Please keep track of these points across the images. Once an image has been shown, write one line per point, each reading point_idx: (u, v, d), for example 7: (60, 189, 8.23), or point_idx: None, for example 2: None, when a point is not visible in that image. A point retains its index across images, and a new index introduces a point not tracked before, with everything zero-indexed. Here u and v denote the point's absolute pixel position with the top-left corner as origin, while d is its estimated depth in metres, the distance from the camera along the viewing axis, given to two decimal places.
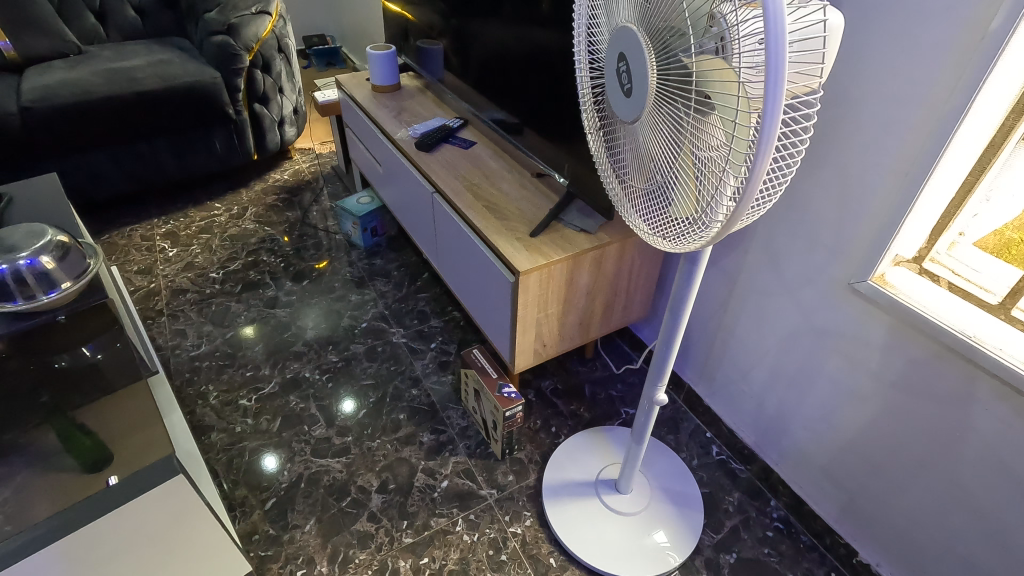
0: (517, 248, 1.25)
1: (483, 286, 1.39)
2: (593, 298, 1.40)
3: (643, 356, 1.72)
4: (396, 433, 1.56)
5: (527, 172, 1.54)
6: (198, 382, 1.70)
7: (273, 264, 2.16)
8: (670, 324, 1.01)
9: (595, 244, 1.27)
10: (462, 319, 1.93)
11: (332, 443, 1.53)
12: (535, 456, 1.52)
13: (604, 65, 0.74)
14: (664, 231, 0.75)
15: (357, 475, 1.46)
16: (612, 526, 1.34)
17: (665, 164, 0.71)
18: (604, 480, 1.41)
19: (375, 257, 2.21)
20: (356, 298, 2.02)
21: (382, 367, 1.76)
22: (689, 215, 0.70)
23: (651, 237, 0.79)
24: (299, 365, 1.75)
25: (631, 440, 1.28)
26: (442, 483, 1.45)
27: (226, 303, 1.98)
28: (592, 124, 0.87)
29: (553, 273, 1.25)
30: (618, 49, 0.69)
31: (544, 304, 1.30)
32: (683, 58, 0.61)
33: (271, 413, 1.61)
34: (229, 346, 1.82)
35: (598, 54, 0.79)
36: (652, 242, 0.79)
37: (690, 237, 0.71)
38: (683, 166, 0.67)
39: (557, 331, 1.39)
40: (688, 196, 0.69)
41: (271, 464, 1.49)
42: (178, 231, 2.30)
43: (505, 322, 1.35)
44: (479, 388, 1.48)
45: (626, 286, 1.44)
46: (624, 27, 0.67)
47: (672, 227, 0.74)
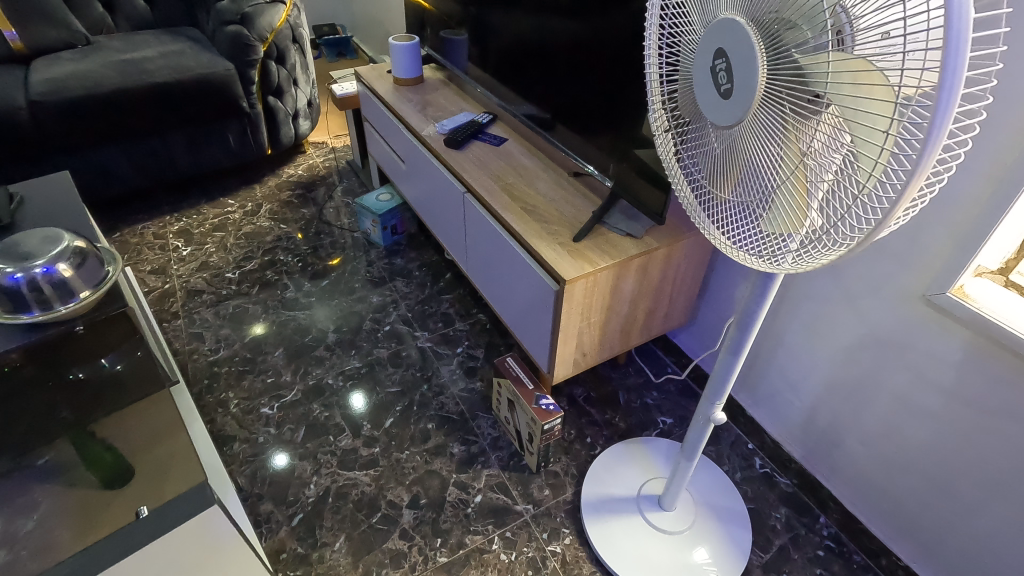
0: (560, 254, 1.18)
1: (520, 293, 1.32)
2: (636, 306, 1.32)
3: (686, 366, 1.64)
4: (425, 443, 1.50)
5: (563, 171, 1.46)
6: (217, 389, 1.63)
7: (290, 263, 2.09)
8: (736, 339, 0.94)
9: (643, 250, 1.20)
10: (488, 322, 1.85)
11: (359, 454, 1.47)
12: (571, 468, 1.45)
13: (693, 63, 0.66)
14: (758, 248, 0.68)
15: (387, 489, 1.40)
16: (656, 545, 1.28)
17: (764, 176, 0.63)
18: (646, 496, 1.35)
19: (395, 256, 2.13)
20: (377, 300, 1.95)
21: (408, 372, 1.70)
22: (795, 230, 0.62)
23: (739, 253, 0.71)
24: (321, 372, 1.69)
25: (679, 455, 1.21)
26: (475, 497, 1.39)
27: (243, 304, 1.92)
28: (661, 128, 0.79)
29: (599, 280, 1.17)
30: (716, 46, 0.61)
31: (587, 313, 1.23)
32: (805, 58, 0.53)
33: (294, 423, 1.55)
34: (249, 350, 1.75)
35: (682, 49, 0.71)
36: (740, 259, 0.71)
37: (794, 257, 0.64)
38: (792, 176, 0.60)
39: (598, 340, 1.32)
40: (795, 211, 0.61)
41: (283, 463, 1.45)
42: (191, 229, 2.23)
43: (544, 332, 1.27)
44: (513, 398, 1.41)
45: (668, 293, 1.36)
46: (727, 22, 0.59)
47: (770, 242, 0.66)
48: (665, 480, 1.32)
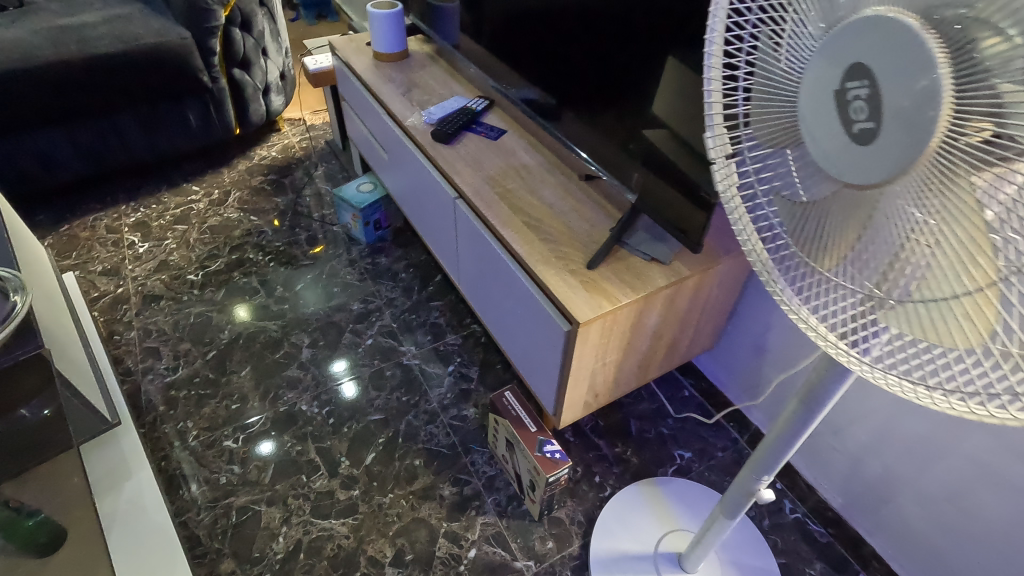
0: (572, 285, 0.97)
1: (521, 324, 1.11)
2: (659, 339, 1.12)
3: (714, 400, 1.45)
4: (412, 485, 1.32)
5: (572, 173, 1.22)
6: (173, 418, 1.43)
7: (260, 263, 1.86)
8: (797, 421, 0.75)
9: (672, 280, 0.99)
10: (483, 336, 1.65)
11: (336, 499, 1.29)
12: (578, 516, 1.28)
13: (806, 83, 0.45)
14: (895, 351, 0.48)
15: (367, 542, 1.23)
16: None
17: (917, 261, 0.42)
18: (664, 555, 1.18)
19: (379, 255, 1.91)
20: (359, 308, 1.73)
21: (392, 397, 1.50)
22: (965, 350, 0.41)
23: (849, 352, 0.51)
24: (295, 396, 1.49)
25: (707, 522, 1.04)
26: (469, 552, 1.22)
27: (206, 313, 1.70)
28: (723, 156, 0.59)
29: (618, 318, 0.96)
30: (856, 62, 0.41)
31: (602, 353, 1.03)
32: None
33: (262, 459, 1.36)
34: (212, 369, 1.55)
35: (773, 62, 0.50)
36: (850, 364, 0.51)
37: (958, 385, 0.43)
38: (972, 275, 0.39)
39: (612, 378, 1.12)
40: (968, 325, 0.40)
41: (267, 449, 1.37)
42: (150, 222, 1.99)
43: (550, 372, 1.07)
44: (512, 439, 1.22)
45: (695, 322, 1.15)
46: (882, 28, 0.39)
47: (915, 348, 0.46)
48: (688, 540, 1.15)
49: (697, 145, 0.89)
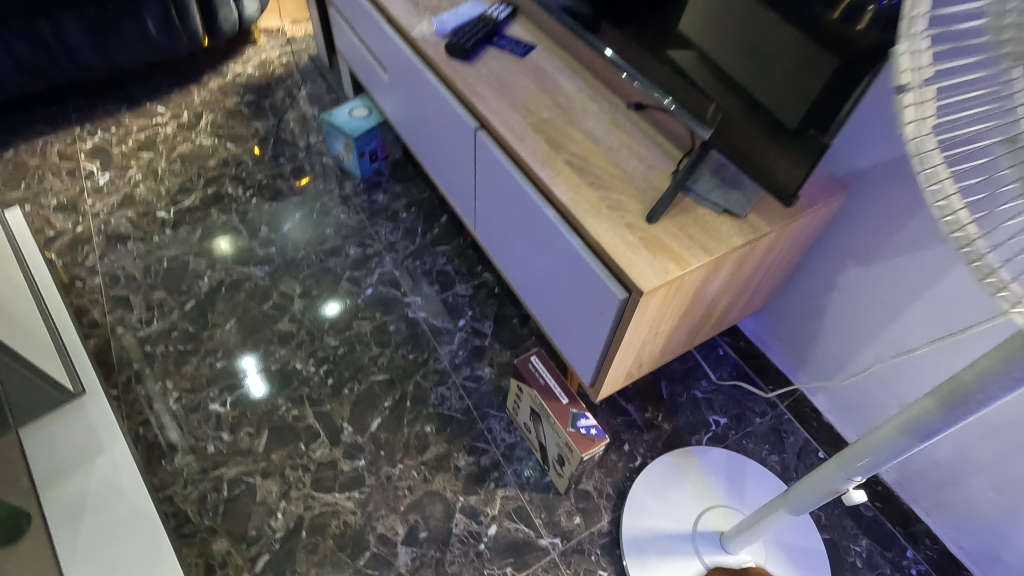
0: (631, 244, 0.79)
1: (558, 284, 0.94)
2: (716, 304, 0.96)
3: (755, 363, 1.32)
4: (424, 455, 1.20)
5: (619, 100, 1.01)
6: (150, 377, 1.27)
7: (241, 198, 1.64)
8: (931, 424, 0.60)
9: (749, 240, 0.81)
10: (497, 286, 1.49)
11: (339, 470, 1.17)
12: (607, 489, 1.17)
13: None
14: None
15: (376, 519, 1.11)
16: None
17: None
18: (705, 535, 1.08)
19: (376, 192, 1.69)
20: (356, 253, 1.54)
21: (397, 355, 1.35)
22: None
23: None
24: (287, 353, 1.33)
25: (770, 510, 0.94)
26: (489, 529, 1.12)
27: (181, 256, 1.49)
28: (920, 82, 0.41)
29: (684, 286, 0.80)
30: None
31: (656, 324, 0.87)
32: None
33: (254, 425, 1.21)
34: (191, 322, 1.37)
35: None
36: None
37: None
38: None
39: (660, 347, 0.97)
40: None
41: (258, 389, 1.27)
42: (110, 148, 1.74)
43: (594, 341, 0.92)
44: (538, 410, 1.09)
45: (756, 284, 0.99)
46: None
47: None
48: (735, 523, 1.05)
49: (799, 78, 0.70)
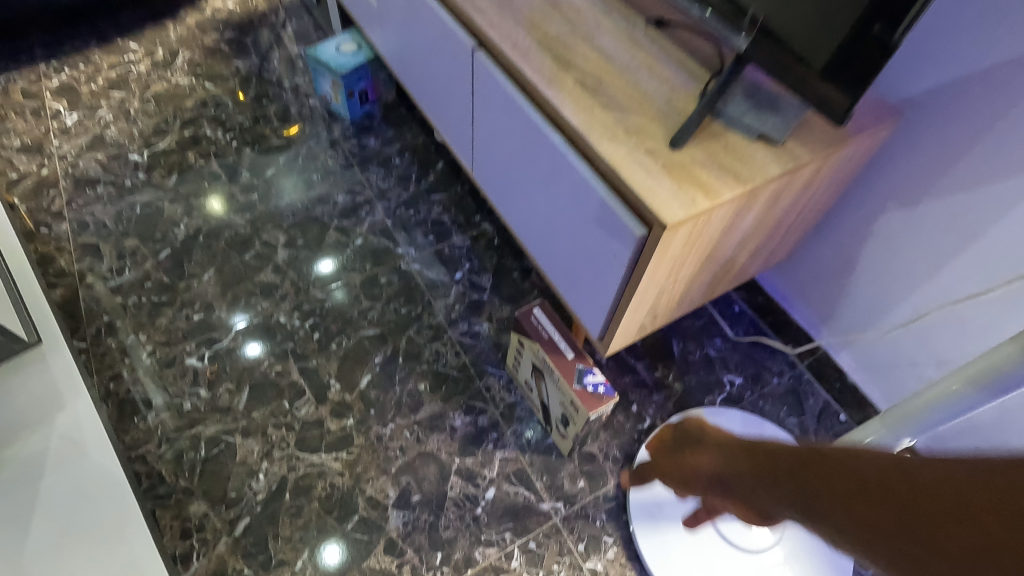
0: (652, 171, 0.68)
1: (566, 225, 0.84)
2: (742, 248, 0.86)
3: (773, 321, 1.22)
4: (417, 414, 1.12)
5: (638, 15, 0.88)
6: (122, 330, 1.18)
7: (220, 142, 1.52)
8: (1014, 375, 0.51)
9: (789, 169, 0.71)
10: (496, 237, 1.38)
11: (326, 430, 1.09)
12: (613, 451, 1.09)
13: None
14: None
15: (365, 481, 1.04)
16: (731, 567, 0.97)
17: None
18: None
19: (367, 136, 1.57)
20: (344, 201, 1.43)
21: (389, 309, 1.25)
22: None
23: None
24: (270, 306, 1.23)
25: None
26: (486, 493, 1.04)
27: (155, 202, 1.38)
28: None
29: (713, 221, 0.70)
30: None
31: (678, 268, 0.77)
32: None
33: (233, 382, 1.12)
34: (166, 273, 1.27)
35: None
36: None
37: None
38: None
39: (678, 297, 0.87)
40: None
41: (254, 349, 1.17)
42: (77, 86, 1.60)
43: (606, 289, 0.82)
44: (541, 365, 0.99)
45: (788, 227, 0.89)
46: None
47: None
48: None
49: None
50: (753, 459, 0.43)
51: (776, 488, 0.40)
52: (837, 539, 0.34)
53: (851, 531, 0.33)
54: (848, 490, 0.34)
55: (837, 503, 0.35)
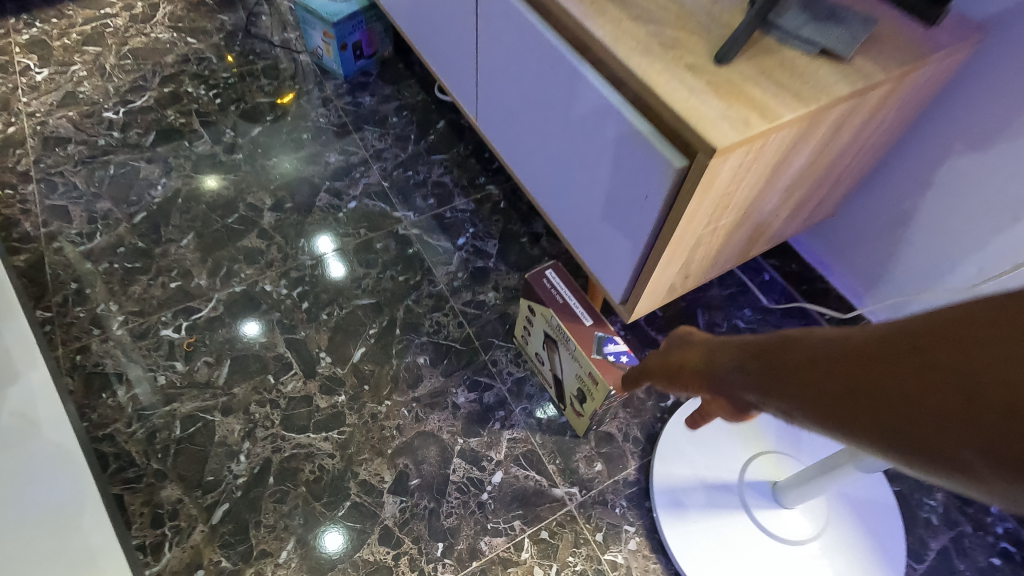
0: (694, 88, 0.56)
1: (585, 168, 0.72)
2: (790, 195, 0.74)
3: (810, 290, 1.10)
4: (416, 390, 1.01)
5: None
6: (91, 299, 1.07)
7: (202, 99, 1.39)
8: None
9: (860, 90, 0.59)
10: (502, 200, 1.27)
11: (315, 407, 0.98)
12: (633, 431, 0.98)
13: None
14: None
15: (358, 464, 0.93)
16: (769, 561, 0.86)
17: None
18: (754, 485, 0.90)
19: (362, 93, 1.44)
20: (337, 161, 1.31)
21: (385, 277, 1.14)
22: None
23: None
24: (255, 273, 1.12)
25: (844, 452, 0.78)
26: (492, 477, 0.94)
27: (130, 162, 1.27)
28: None
29: (767, 152, 0.58)
30: None
31: (719, 214, 0.65)
32: None
33: (213, 354, 1.02)
34: (141, 237, 1.15)
35: None
36: None
37: None
38: None
39: (714, 253, 0.76)
40: None
41: (253, 329, 1.05)
42: (49, 41, 1.48)
43: (631, 242, 0.70)
44: (554, 334, 0.89)
45: (841, 175, 0.78)
46: None
47: None
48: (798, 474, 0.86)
49: None
50: (740, 353, 0.49)
51: (756, 375, 0.46)
52: (816, 412, 0.40)
53: (828, 404, 0.39)
54: (818, 361, 0.40)
55: (810, 376, 0.41)
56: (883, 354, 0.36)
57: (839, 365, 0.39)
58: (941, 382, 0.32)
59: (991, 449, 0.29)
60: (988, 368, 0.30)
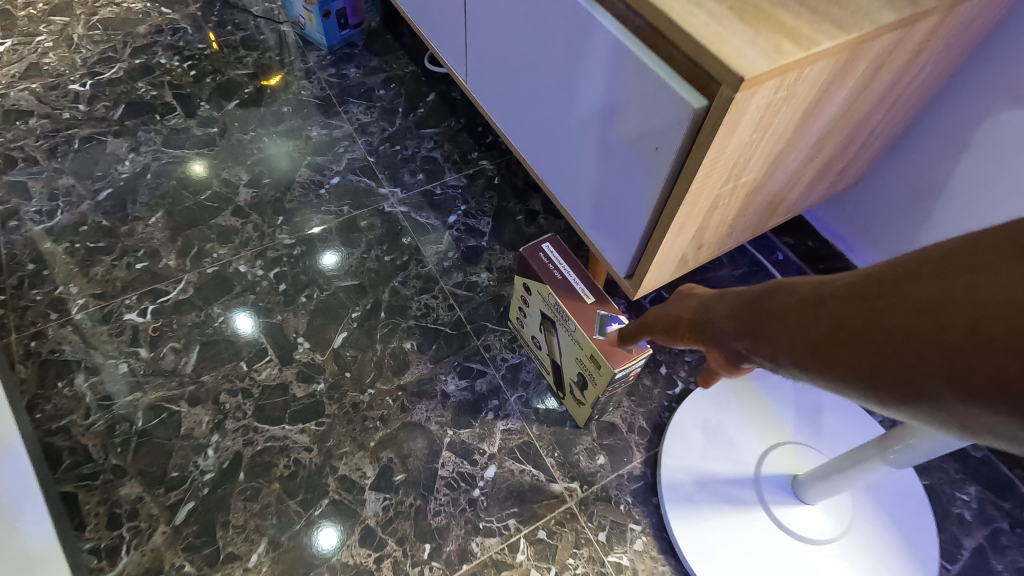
0: (715, 13, 0.48)
1: (587, 123, 0.65)
2: (818, 154, 0.66)
3: (829, 269, 1.02)
4: (402, 378, 0.93)
5: None
6: (49, 281, 0.98)
7: (176, 71, 1.30)
8: None
9: (906, 18, 0.50)
10: (496, 176, 1.18)
11: (292, 396, 0.90)
12: (638, 422, 0.90)
13: None
14: None
15: (337, 458, 0.85)
16: (790, 562, 0.78)
17: None
18: (771, 479, 0.82)
19: (347, 64, 1.35)
20: (320, 136, 1.22)
21: (370, 257, 1.06)
22: None
23: None
24: (228, 253, 1.04)
25: (874, 443, 0.70)
26: (485, 471, 0.86)
27: (97, 136, 1.18)
28: None
29: (799, 89, 0.49)
30: None
31: (741, 170, 0.57)
32: None
33: (181, 340, 0.94)
34: (106, 215, 1.07)
35: None
36: None
37: None
38: None
39: (731, 220, 0.68)
40: None
41: (247, 326, 0.96)
42: (14, 10, 1.39)
43: (640, 205, 0.63)
44: (551, 314, 0.80)
45: (870, 133, 0.70)
46: None
47: None
48: (823, 466, 0.77)
49: None
50: (729, 306, 0.47)
51: (744, 322, 0.44)
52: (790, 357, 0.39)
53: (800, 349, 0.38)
54: (807, 304, 0.39)
55: (796, 318, 0.39)
56: (871, 291, 0.34)
57: (827, 304, 0.37)
58: (924, 315, 0.31)
59: (966, 378, 0.28)
60: (971, 295, 0.29)
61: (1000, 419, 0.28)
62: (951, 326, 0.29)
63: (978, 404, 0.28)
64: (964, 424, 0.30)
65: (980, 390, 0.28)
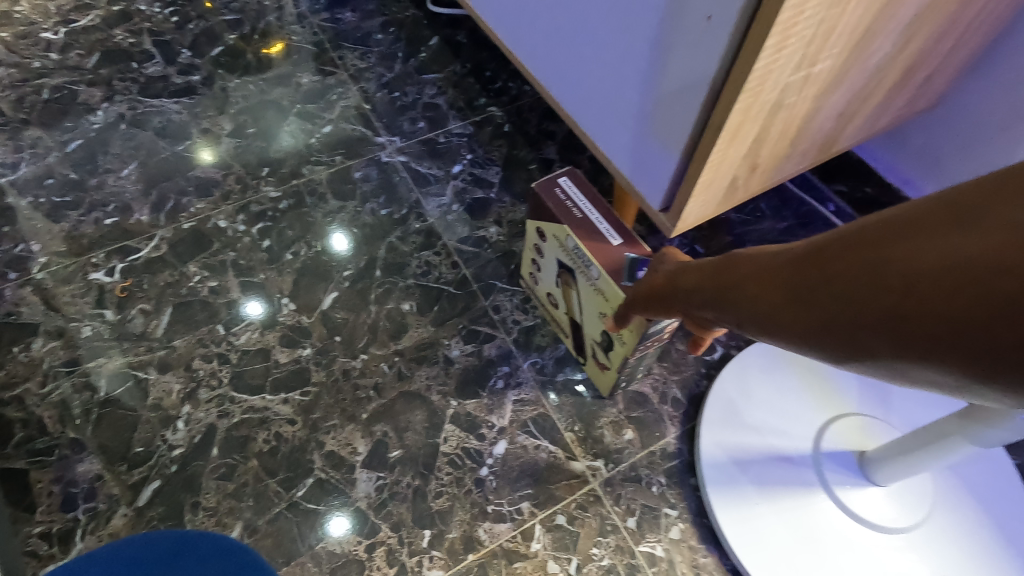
0: None
1: (614, 13, 0.54)
2: (909, 45, 0.53)
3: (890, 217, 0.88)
4: (400, 343, 0.81)
5: None
6: (9, 238, 0.88)
7: (155, 17, 1.18)
8: None
9: None
10: (506, 123, 1.05)
11: (275, 364, 0.79)
12: (672, 391, 0.78)
13: None
14: None
15: (325, 432, 0.74)
16: (859, 551, 0.66)
17: None
18: (834, 455, 0.70)
19: (342, 7, 1.22)
20: (311, 83, 1.10)
21: (365, 211, 0.94)
22: None
23: None
24: (208, 208, 0.93)
25: (956, 415, 0.57)
26: (494, 447, 0.74)
27: (69, 86, 1.07)
28: None
29: None
30: None
31: (818, 43, 0.45)
32: None
33: (152, 302, 0.83)
34: (74, 168, 0.97)
35: None
36: None
37: None
38: None
39: (793, 131, 0.55)
40: None
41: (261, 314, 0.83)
42: None
43: (680, 107, 0.52)
44: (569, 261, 0.68)
45: (967, 28, 0.57)
46: None
47: None
48: (896, 444, 0.64)
49: None
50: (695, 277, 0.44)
51: (713, 292, 0.41)
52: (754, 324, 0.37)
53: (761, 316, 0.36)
54: (769, 273, 0.36)
55: (759, 286, 0.36)
56: (825, 256, 0.31)
57: (787, 270, 0.34)
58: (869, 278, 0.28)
59: (916, 341, 0.26)
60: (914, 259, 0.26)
61: (954, 377, 0.26)
62: (895, 289, 0.27)
63: (930, 362, 0.26)
64: (918, 381, 0.28)
65: (934, 351, 0.26)
